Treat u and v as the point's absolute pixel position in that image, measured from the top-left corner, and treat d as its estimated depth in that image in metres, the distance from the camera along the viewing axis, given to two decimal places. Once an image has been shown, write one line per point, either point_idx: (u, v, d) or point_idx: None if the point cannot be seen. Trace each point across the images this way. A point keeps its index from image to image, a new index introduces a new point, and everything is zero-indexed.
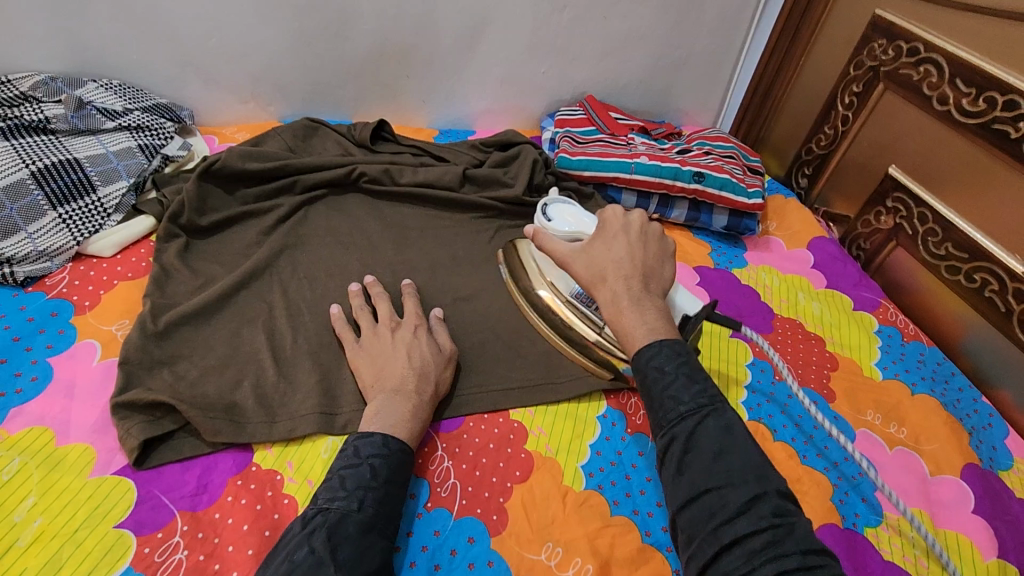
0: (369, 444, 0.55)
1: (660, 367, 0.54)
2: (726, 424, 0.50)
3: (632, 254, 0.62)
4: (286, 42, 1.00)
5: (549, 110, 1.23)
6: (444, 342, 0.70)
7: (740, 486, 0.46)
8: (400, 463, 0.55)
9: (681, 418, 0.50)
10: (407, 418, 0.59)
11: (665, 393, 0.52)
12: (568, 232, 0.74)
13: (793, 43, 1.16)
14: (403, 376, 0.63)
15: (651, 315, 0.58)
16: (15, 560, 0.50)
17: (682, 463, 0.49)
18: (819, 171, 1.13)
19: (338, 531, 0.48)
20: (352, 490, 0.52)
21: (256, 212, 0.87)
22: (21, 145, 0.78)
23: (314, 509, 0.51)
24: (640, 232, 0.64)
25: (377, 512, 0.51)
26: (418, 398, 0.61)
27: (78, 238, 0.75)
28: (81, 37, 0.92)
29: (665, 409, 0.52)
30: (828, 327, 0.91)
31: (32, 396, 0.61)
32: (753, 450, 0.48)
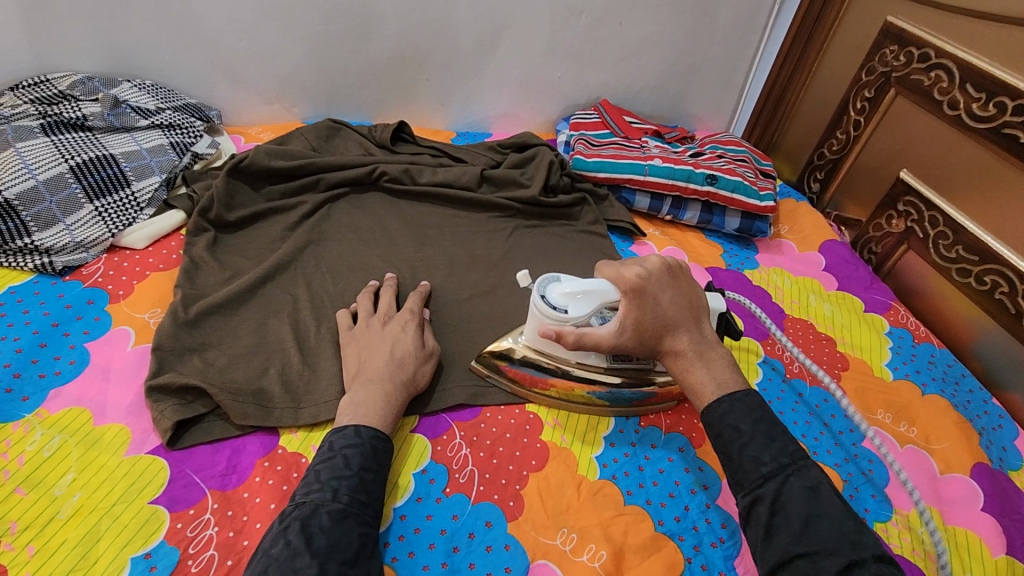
0: (341, 437, 0.56)
1: (736, 426, 0.53)
2: (811, 486, 0.50)
3: (680, 309, 0.59)
4: (311, 45, 1.04)
5: (565, 114, 1.25)
6: (429, 340, 0.72)
7: (835, 553, 0.45)
8: (374, 450, 0.56)
9: (764, 480, 0.51)
10: (380, 404, 0.60)
11: (744, 453, 0.52)
12: (595, 308, 0.63)
13: (806, 49, 1.17)
14: (380, 366, 0.64)
15: (718, 366, 0.58)
16: (56, 531, 0.53)
17: (770, 528, 0.49)
18: (831, 175, 1.15)
19: (312, 521, 0.49)
20: (325, 481, 0.52)
21: (281, 208, 0.90)
22: (61, 141, 0.82)
23: (293, 504, 0.51)
24: (666, 277, 0.60)
25: (353, 500, 0.51)
26: (390, 384, 0.63)
27: (113, 230, 0.78)
28: (117, 39, 0.96)
29: (746, 471, 0.52)
30: (840, 328, 0.92)
31: (71, 378, 0.64)
32: (844, 517, 0.48)
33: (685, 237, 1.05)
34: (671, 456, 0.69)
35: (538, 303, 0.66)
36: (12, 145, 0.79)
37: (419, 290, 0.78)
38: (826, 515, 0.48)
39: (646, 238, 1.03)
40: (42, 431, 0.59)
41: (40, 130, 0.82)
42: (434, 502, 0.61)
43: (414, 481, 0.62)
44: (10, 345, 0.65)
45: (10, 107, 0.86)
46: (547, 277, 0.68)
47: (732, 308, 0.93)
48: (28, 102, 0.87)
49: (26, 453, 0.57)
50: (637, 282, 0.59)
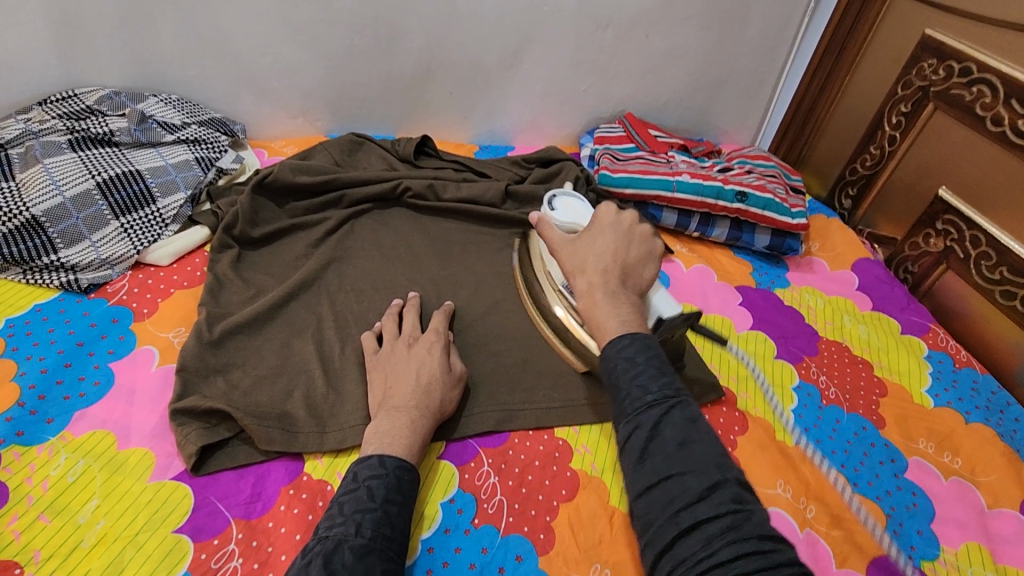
0: (366, 468, 0.54)
1: (631, 358, 0.54)
2: (692, 417, 0.50)
3: (615, 250, 0.65)
4: (336, 59, 1.03)
5: (588, 127, 1.23)
6: (457, 363, 0.69)
7: (702, 473, 0.46)
8: (399, 481, 0.54)
9: (646, 407, 0.50)
10: (405, 433, 0.59)
11: (634, 382, 0.52)
12: (566, 222, 0.77)
13: (838, 62, 1.15)
14: (408, 392, 0.62)
15: (625, 309, 0.60)
16: (79, 560, 0.51)
17: (645, 452, 0.49)
18: (864, 192, 1.12)
19: (335, 557, 0.46)
20: (349, 515, 0.50)
21: (305, 224, 0.89)
22: (88, 157, 0.82)
23: (315, 539, 0.49)
24: (628, 230, 0.68)
25: (376, 534, 0.49)
26: (418, 413, 0.61)
27: (138, 247, 0.78)
28: (144, 54, 0.96)
29: (632, 398, 0.52)
30: (876, 351, 0.89)
31: (95, 400, 0.63)
32: (715, 443, 0.48)
33: (713, 255, 1.03)
34: None
35: (547, 196, 0.83)
36: (40, 161, 0.79)
37: (443, 309, 0.77)
38: (699, 440, 0.48)
39: (673, 255, 1.01)
40: (67, 455, 0.58)
41: (68, 145, 0.82)
42: (463, 534, 0.59)
43: (442, 512, 0.60)
44: (36, 364, 0.65)
45: (39, 122, 0.86)
46: (575, 197, 0.83)
47: (764, 329, 0.90)
48: (56, 117, 0.87)
49: (50, 478, 0.56)
50: (598, 217, 0.69)
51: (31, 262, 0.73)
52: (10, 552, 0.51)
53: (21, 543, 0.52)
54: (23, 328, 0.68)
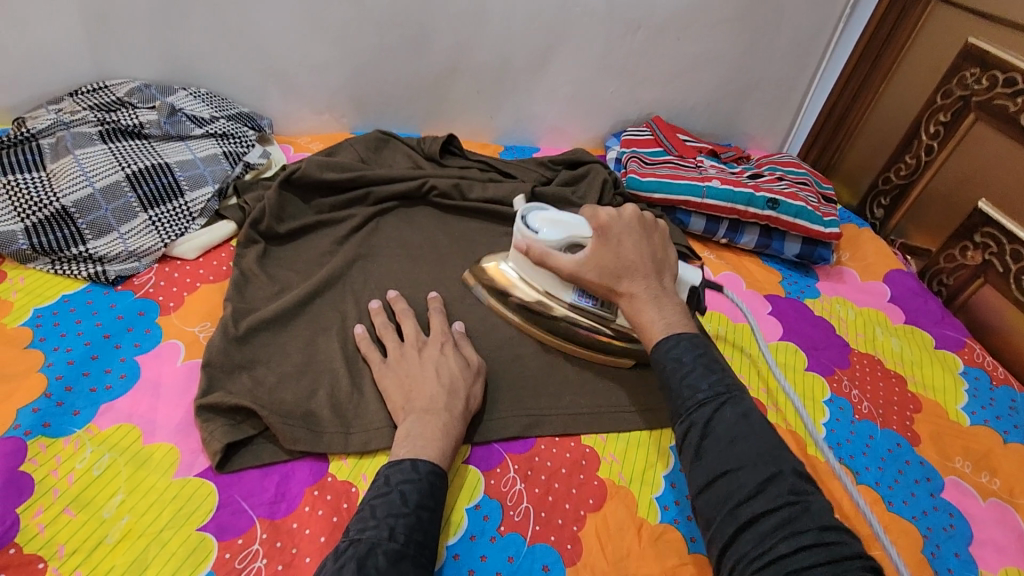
0: (398, 471, 0.53)
1: (678, 358, 0.55)
2: (743, 412, 0.51)
3: (642, 257, 0.64)
4: (364, 56, 1.02)
5: (614, 130, 1.22)
6: (472, 355, 0.69)
7: (754, 468, 0.47)
8: (432, 487, 0.53)
9: (698, 406, 0.52)
10: (439, 437, 0.57)
11: (683, 381, 0.54)
12: (564, 240, 0.69)
13: (874, 69, 1.12)
14: (434, 394, 0.61)
15: (669, 311, 0.61)
16: (104, 556, 0.51)
17: (700, 449, 0.50)
18: (897, 202, 1.09)
19: (369, 561, 0.45)
20: (382, 518, 0.49)
21: (330, 222, 0.88)
22: (118, 149, 0.82)
23: (346, 542, 0.48)
24: (642, 225, 0.66)
25: (409, 540, 0.48)
26: (448, 414, 0.60)
27: (166, 240, 0.77)
28: (174, 47, 0.96)
29: (683, 398, 0.53)
30: (910, 366, 0.87)
31: (121, 393, 0.63)
32: (772, 436, 0.49)
33: (741, 262, 1.01)
34: None
35: (517, 227, 0.73)
36: (71, 151, 0.79)
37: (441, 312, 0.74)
38: (754, 435, 0.49)
39: (701, 262, 0.99)
40: (92, 448, 0.58)
41: (98, 137, 0.82)
42: (488, 541, 0.58)
43: (467, 517, 0.59)
44: (63, 356, 0.64)
45: (69, 113, 0.86)
46: (536, 205, 0.75)
47: (795, 340, 0.88)
48: (87, 109, 0.87)
49: (75, 471, 0.56)
50: (607, 221, 0.65)
51: (60, 252, 0.73)
52: (35, 546, 0.50)
53: (45, 536, 0.51)
54: (51, 319, 0.68)
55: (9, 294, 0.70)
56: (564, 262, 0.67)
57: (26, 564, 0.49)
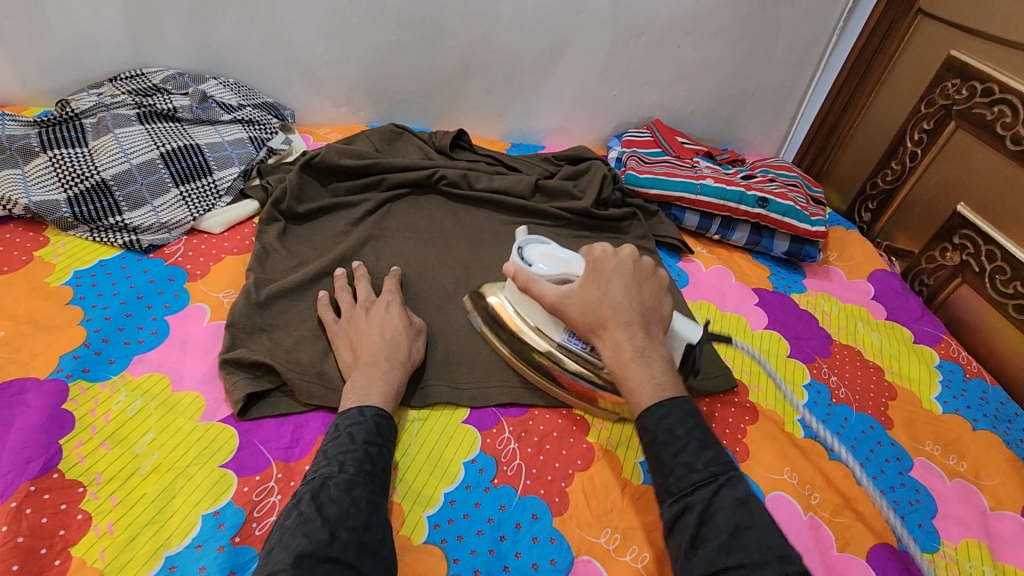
0: (345, 418, 0.58)
1: (671, 431, 0.56)
2: (741, 496, 0.52)
3: (630, 298, 0.64)
4: (382, 54, 1.09)
5: (617, 131, 1.28)
6: (415, 318, 0.75)
7: (762, 565, 0.47)
8: (378, 426, 0.58)
9: (694, 488, 0.53)
10: (380, 384, 0.63)
11: (677, 459, 0.54)
12: (557, 274, 0.69)
13: (864, 80, 1.18)
14: (378, 347, 0.67)
15: (656, 367, 0.61)
16: (136, 485, 0.56)
17: (696, 538, 0.51)
18: (884, 206, 1.14)
19: (322, 492, 0.51)
20: (332, 457, 0.54)
21: (345, 204, 0.94)
22: (154, 130, 0.88)
23: (303, 481, 0.53)
24: (636, 271, 0.67)
25: (359, 470, 0.54)
26: (391, 364, 0.66)
27: (195, 214, 0.84)
28: (206, 39, 1.03)
29: (677, 477, 0.54)
30: (888, 357, 0.91)
31: (153, 346, 0.69)
32: (770, 528, 0.50)
33: (732, 257, 1.06)
34: None
35: (512, 254, 0.72)
36: (111, 130, 0.85)
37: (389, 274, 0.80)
38: (754, 525, 0.50)
39: (693, 256, 1.04)
40: (127, 393, 0.63)
41: (136, 118, 0.89)
42: (483, 491, 0.63)
43: (464, 470, 0.65)
44: (101, 312, 0.70)
45: (109, 96, 0.93)
46: (535, 236, 0.74)
47: (778, 329, 0.93)
48: (126, 92, 0.94)
49: (111, 412, 0.61)
50: (599, 258, 0.67)
51: (98, 221, 0.80)
52: (75, 472, 0.56)
53: (84, 466, 0.57)
54: (89, 280, 0.74)
55: (52, 256, 0.76)
56: (551, 291, 0.67)
57: (67, 487, 0.55)
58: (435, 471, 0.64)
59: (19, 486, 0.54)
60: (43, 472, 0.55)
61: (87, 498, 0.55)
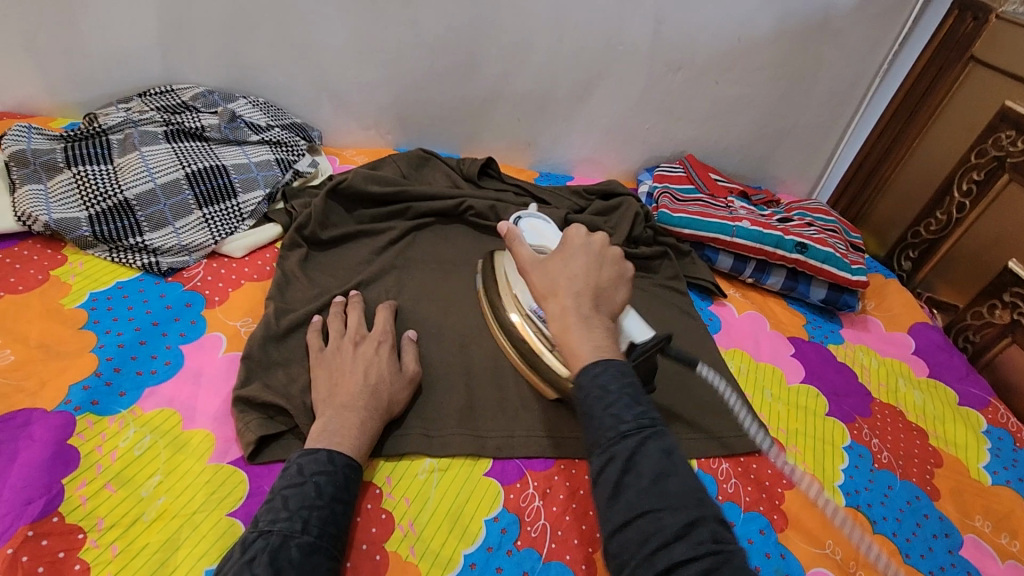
0: (313, 462, 0.55)
1: (604, 386, 0.52)
2: (667, 449, 0.48)
3: (589, 273, 0.61)
4: (415, 79, 1.07)
5: (648, 165, 1.25)
6: (410, 363, 0.70)
7: (679, 510, 0.44)
8: (346, 479, 0.55)
9: (621, 438, 0.49)
10: (355, 433, 0.59)
11: (606, 411, 0.50)
12: (535, 242, 0.74)
13: (908, 124, 1.14)
14: (355, 392, 0.62)
15: (598, 334, 0.57)
16: (139, 533, 0.53)
17: (618, 486, 0.47)
18: (926, 256, 1.10)
19: (281, 554, 0.47)
20: (296, 511, 0.50)
21: (370, 232, 0.92)
22: (180, 149, 0.87)
23: (257, 531, 0.49)
24: (600, 253, 0.64)
25: (322, 532, 0.50)
26: (367, 413, 0.61)
27: (216, 238, 0.81)
28: (239, 59, 1.02)
29: (605, 428, 0.50)
30: (932, 420, 0.86)
31: (165, 378, 0.66)
32: (693, 477, 0.47)
33: (766, 302, 1.02)
34: (750, 538, 0.66)
35: (508, 226, 0.74)
36: (138, 148, 0.84)
37: (386, 304, 0.77)
38: (676, 473, 0.47)
39: (726, 299, 1.01)
40: (136, 428, 0.60)
41: (163, 136, 0.87)
42: (505, 554, 0.59)
43: (485, 529, 0.60)
44: (114, 339, 0.68)
45: (138, 112, 0.91)
46: (532, 223, 0.76)
47: (816, 383, 0.89)
48: (155, 110, 0.93)
49: (118, 450, 0.58)
50: (567, 237, 0.65)
51: (117, 241, 0.78)
52: (76, 517, 0.53)
53: (86, 509, 0.53)
54: (105, 304, 0.72)
55: (68, 276, 0.74)
56: (524, 255, 0.66)
57: (66, 534, 0.51)
58: (454, 529, 0.60)
59: (16, 531, 0.50)
60: (42, 515, 0.52)
61: (86, 546, 0.51)
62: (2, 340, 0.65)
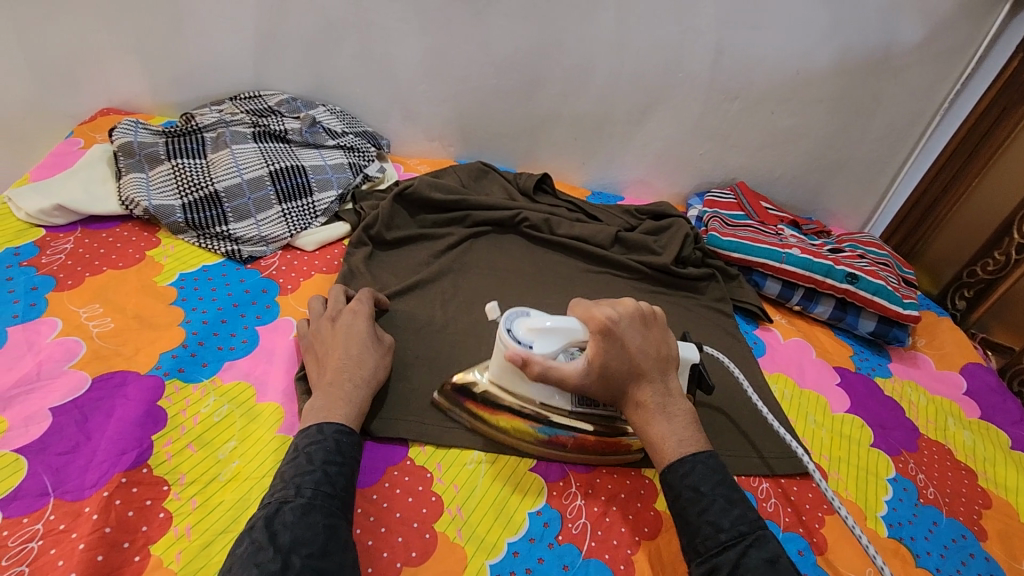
0: (305, 437, 0.57)
1: (696, 488, 0.55)
2: (770, 557, 0.50)
3: (642, 351, 0.61)
4: (480, 95, 1.13)
5: (699, 190, 1.27)
6: (384, 335, 0.73)
7: None
8: (337, 444, 0.57)
9: (722, 548, 0.52)
10: (340, 402, 0.61)
11: (703, 518, 0.54)
12: (560, 347, 0.64)
13: (967, 163, 1.13)
14: (339, 365, 0.65)
15: (680, 422, 0.60)
16: (216, 491, 0.58)
17: None
18: (982, 296, 1.12)
19: (276, 518, 0.49)
20: (289, 480, 0.53)
21: (430, 236, 0.97)
22: (266, 149, 0.94)
23: (259, 505, 0.51)
24: (639, 322, 0.63)
25: (316, 492, 0.52)
26: (352, 383, 0.64)
27: (292, 232, 0.88)
28: (321, 70, 1.11)
29: (705, 537, 0.53)
30: (981, 461, 0.85)
31: (242, 355, 0.71)
32: None
33: (812, 331, 1.02)
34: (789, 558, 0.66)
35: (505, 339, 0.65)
36: (229, 146, 0.92)
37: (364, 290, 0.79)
38: None
39: (772, 324, 1.01)
40: (216, 397, 0.66)
41: (252, 136, 0.95)
42: (547, 547, 0.61)
43: (528, 521, 0.63)
44: (199, 316, 0.74)
45: (229, 114, 1.00)
46: (518, 311, 0.68)
47: (862, 414, 0.88)
48: (244, 112, 1.01)
49: (200, 415, 0.64)
50: (605, 319, 0.61)
51: (206, 229, 0.85)
52: (162, 470, 0.58)
53: (171, 464, 0.59)
54: (192, 284, 0.78)
55: (161, 257, 0.81)
56: (566, 370, 0.63)
57: (153, 484, 0.57)
58: (499, 518, 0.63)
59: (112, 477, 0.56)
60: (134, 465, 0.57)
61: (170, 497, 0.56)
62: (105, 309, 0.72)
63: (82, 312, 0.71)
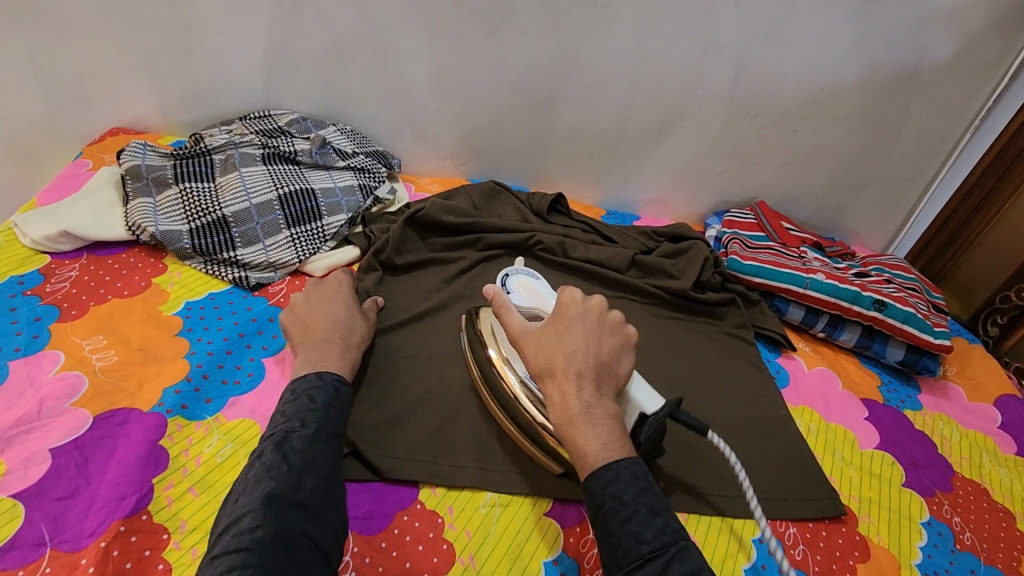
0: (304, 382, 0.61)
1: (618, 496, 0.50)
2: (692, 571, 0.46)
3: (588, 351, 0.59)
4: (493, 114, 1.11)
5: (717, 209, 1.24)
6: (367, 310, 0.78)
7: None
8: (336, 390, 0.61)
9: (643, 561, 0.47)
10: (337, 359, 0.66)
11: (625, 529, 0.49)
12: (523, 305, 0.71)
13: (1002, 182, 1.09)
14: (332, 326, 0.69)
15: (604, 429, 0.55)
16: None
17: None
18: (1016, 324, 1.11)
19: (285, 444, 0.54)
20: (292, 415, 0.57)
21: (442, 260, 0.94)
22: (275, 171, 0.92)
23: (265, 437, 0.55)
24: (597, 321, 0.63)
25: (320, 428, 0.56)
26: (345, 345, 0.68)
27: (301, 257, 0.86)
28: (332, 88, 1.09)
29: (626, 549, 0.48)
30: (1019, 502, 0.80)
31: (248, 389, 0.69)
32: None
33: (838, 359, 0.99)
34: None
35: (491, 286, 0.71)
36: (238, 169, 0.90)
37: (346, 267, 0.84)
38: None
39: (795, 352, 0.97)
40: (220, 435, 0.63)
41: (261, 158, 0.93)
42: None
43: (544, 571, 0.60)
44: (205, 347, 0.72)
45: (239, 135, 0.98)
46: (520, 276, 0.73)
47: (892, 450, 0.84)
48: (254, 133, 1.00)
49: (203, 455, 0.61)
50: (567, 301, 0.64)
51: (213, 254, 0.83)
52: (163, 517, 0.55)
53: (172, 510, 0.56)
54: (198, 313, 0.76)
55: (167, 285, 0.79)
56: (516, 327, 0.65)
57: (153, 532, 0.54)
58: (513, 568, 0.60)
59: (110, 525, 0.54)
60: (134, 511, 0.55)
61: (170, 547, 0.54)
62: (108, 341, 0.70)
63: (86, 344, 0.69)
